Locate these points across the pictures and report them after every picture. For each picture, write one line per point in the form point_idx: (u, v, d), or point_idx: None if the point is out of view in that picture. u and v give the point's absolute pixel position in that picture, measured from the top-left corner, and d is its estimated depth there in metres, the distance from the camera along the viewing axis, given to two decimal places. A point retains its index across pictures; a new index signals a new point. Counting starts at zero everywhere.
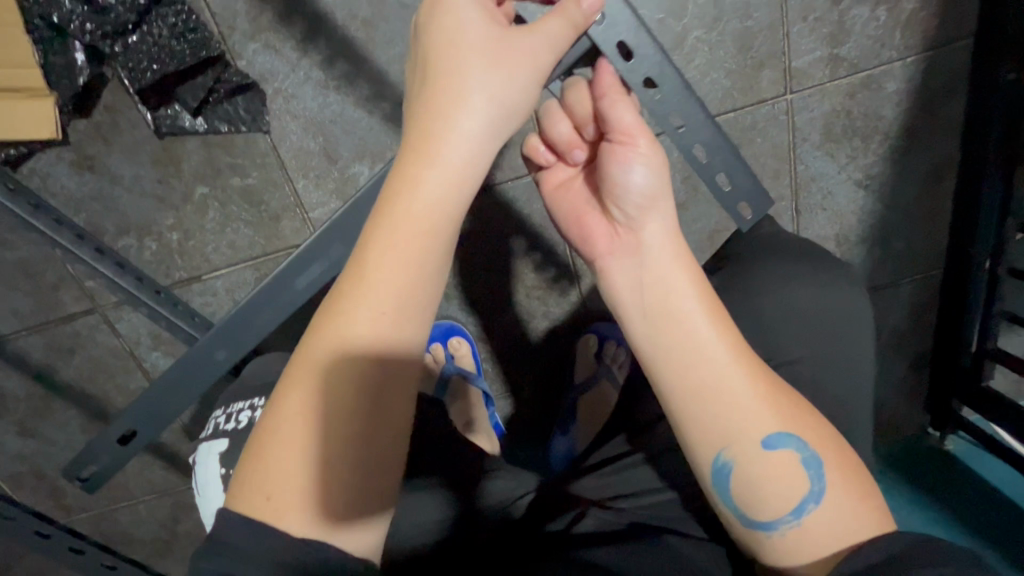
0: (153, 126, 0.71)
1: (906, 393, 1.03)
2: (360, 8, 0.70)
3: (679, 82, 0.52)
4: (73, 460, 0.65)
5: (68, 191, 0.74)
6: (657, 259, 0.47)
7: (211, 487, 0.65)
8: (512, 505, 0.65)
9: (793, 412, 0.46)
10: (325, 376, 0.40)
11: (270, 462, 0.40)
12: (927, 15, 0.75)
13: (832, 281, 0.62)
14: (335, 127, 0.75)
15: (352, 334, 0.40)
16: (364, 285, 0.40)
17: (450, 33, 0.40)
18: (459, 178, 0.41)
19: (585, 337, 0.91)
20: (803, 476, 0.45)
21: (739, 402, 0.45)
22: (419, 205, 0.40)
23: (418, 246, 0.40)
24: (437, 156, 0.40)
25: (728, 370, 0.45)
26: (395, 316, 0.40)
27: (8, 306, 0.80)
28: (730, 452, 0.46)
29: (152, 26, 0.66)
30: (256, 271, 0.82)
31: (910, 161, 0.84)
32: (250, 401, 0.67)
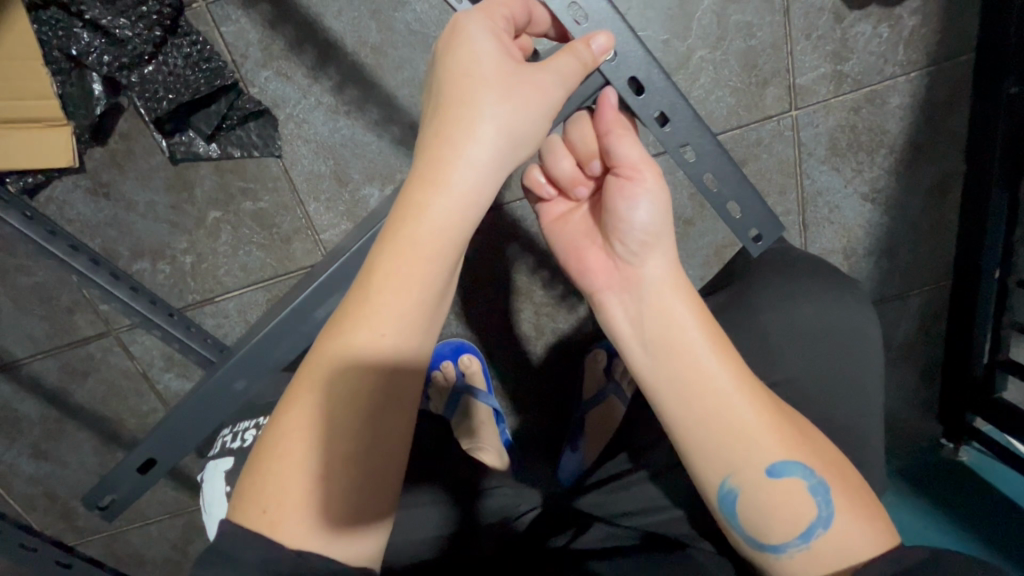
0: (168, 152, 0.72)
1: (918, 404, 1.02)
2: (370, 35, 0.71)
3: (689, 114, 0.53)
4: (95, 489, 0.65)
5: (84, 217, 0.76)
6: (660, 289, 0.47)
7: (216, 506, 0.64)
8: (514, 518, 0.67)
9: (797, 438, 0.46)
10: (326, 399, 0.41)
11: (270, 476, 0.40)
12: (929, 31, 0.76)
13: (843, 298, 0.63)
14: (346, 151, 0.76)
15: (355, 361, 0.41)
16: (367, 317, 0.41)
17: (464, 64, 0.41)
18: (465, 205, 0.41)
19: (594, 352, 0.91)
20: (809, 501, 0.45)
21: (745, 430, 0.45)
22: (424, 233, 0.40)
23: (420, 274, 0.41)
24: (445, 182, 0.40)
25: (733, 399, 0.45)
26: (396, 336, 0.41)
27: (23, 330, 0.81)
28: (735, 479, 0.46)
29: (168, 56, 0.67)
30: (267, 293, 0.83)
31: (916, 173, 0.84)
32: (256, 420, 0.69)
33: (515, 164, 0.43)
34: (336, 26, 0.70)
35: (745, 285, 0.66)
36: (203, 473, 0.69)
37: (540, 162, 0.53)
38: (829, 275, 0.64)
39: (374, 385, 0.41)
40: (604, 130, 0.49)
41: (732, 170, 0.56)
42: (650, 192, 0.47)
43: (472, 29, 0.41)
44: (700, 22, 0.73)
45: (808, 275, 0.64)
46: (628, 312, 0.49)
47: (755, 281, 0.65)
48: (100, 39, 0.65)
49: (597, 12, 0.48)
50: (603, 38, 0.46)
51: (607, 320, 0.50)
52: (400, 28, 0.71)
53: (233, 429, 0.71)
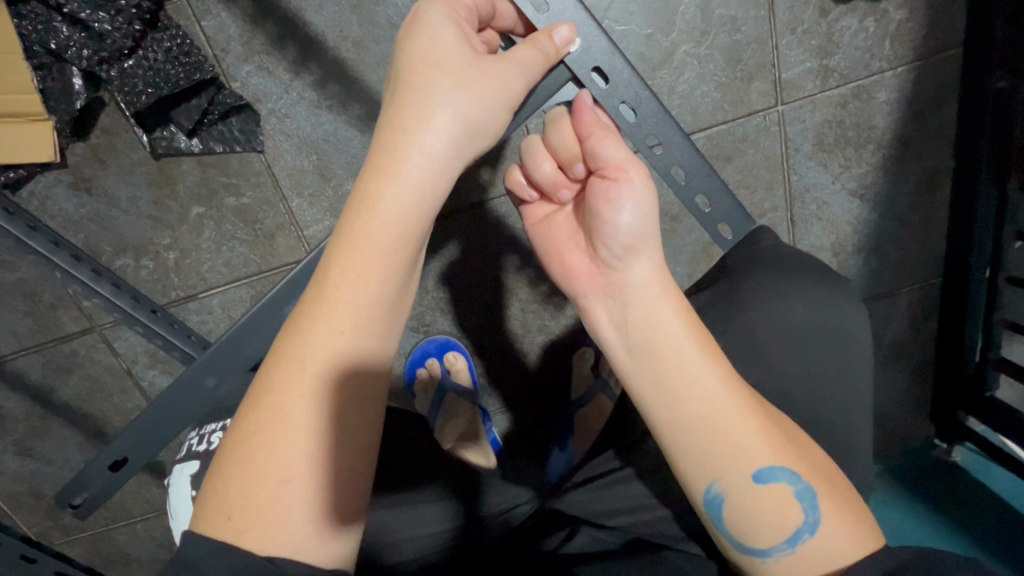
0: (150, 147, 0.72)
1: (910, 403, 1.01)
2: (352, 29, 0.71)
3: (655, 103, 0.53)
4: (66, 487, 0.64)
5: (66, 213, 0.75)
6: (643, 292, 0.46)
7: (181, 513, 0.63)
8: (511, 513, 0.71)
9: (783, 442, 0.46)
10: (284, 394, 0.40)
11: (234, 479, 0.40)
12: (915, 25, 0.75)
13: (830, 295, 0.61)
14: (328, 146, 0.76)
15: (317, 357, 0.40)
16: (330, 312, 0.40)
17: (422, 53, 0.41)
18: (422, 197, 0.40)
19: (581, 350, 0.91)
20: (796, 507, 0.44)
21: (729, 433, 0.44)
22: (378, 225, 0.40)
23: (378, 266, 0.40)
24: (400, 171, 0.40)
25: (720, 402, 0.44)
26: (354, 332, 0.40)
27: (7, 327, 0.81)
28: (722, 484, 0.45)
29: (147, 51, 0.67)
30: (251, 288, 0.83)
31: (904, 169, 0.84)
32: (222, 423, 0.66)
33: (473, 153, 0.43)
34: (316, 21, 0.70)
35: (733, 283, 0.62)
36: (171, 475, 0.68)
37: (521, 164, 0.52)
38: (817, 268, 0.63)
39: (334, 380, 0.41)
40: (585, 132, 0.48)
41: (699, 163, 0.56)
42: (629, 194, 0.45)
43: (431, 19, 0.41)
44: (684, 16, 0.73)
45: (798, 272, 0.62)
46: (611, 316, 0.48)
47: (742, 275, 0.63)
48: (80, 33, 0.65)
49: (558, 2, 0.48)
50: (566, 30, 0.46)
51: (591, 322, 0.49)
52: (381, 22, 0.71)
53: (201, 432, 0.69)
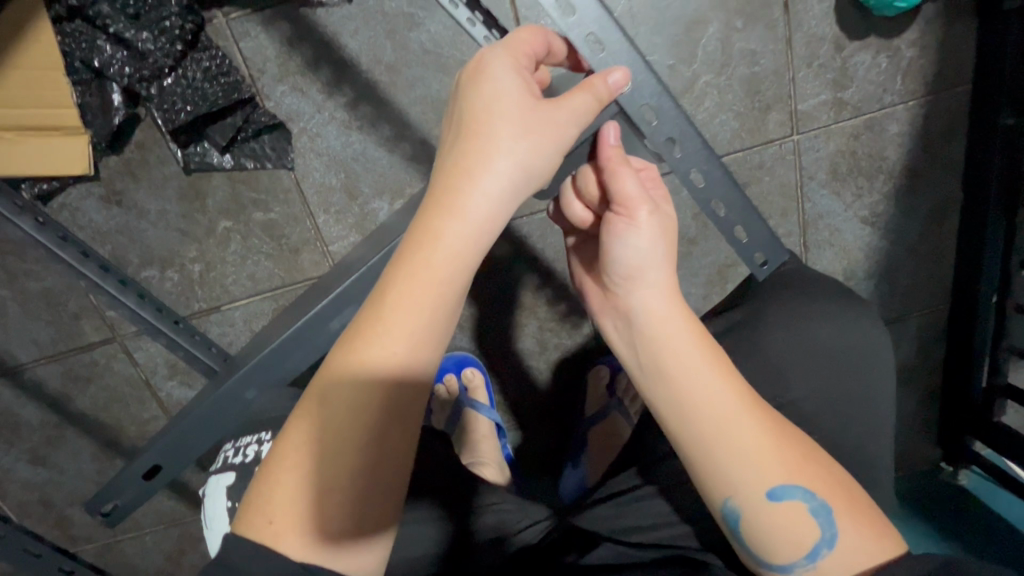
0: (182, 162, 0.74)
1: (918, 427, 1.03)
2: (385, 54, 0.73)
3: (698, 141, 0.55)
4: (98, 495, 0.65)
5: (96, 224, 0.77)
6: (652, 315, 0.47)
7: (217, 522, 0.66)
8: (508, 538, 0.67)
9: (801, 461, 0.46)
10: (329, 410, 0.41)
11: (276, 487, 0.41)
12: (926, 62, 0.78)
13: (855, 321, 0.62)
14: (357, 165, 0.77)
15: (372, 381, 0.41)
16: (386, 340, 0.41)
17: (489, 98, 0.42)
18: (478, 231, 0.42)
19: (597, 367, 0.91)
20: (813, 523, 0.45)
21: (747, 452, 0.45)
22: (439, 257, 0.41)
23: (431, 295, 0.41)
24: (462, 210, 0.41)
25: (735, 422, 0.45)
26: (403, 357, 0.41)
27: (28, 336, 0.82)
28: (738, 502, 0.46)
29: (187, 69, 0.69)
30: (274, 302, 0.84)
31: (914, 199, 0.86)
32: (257, 436, 0.70)
33: (526, 195, 0.44)
34: (351, 45, 0.72)
35: (762, 307, 0.65)
36: (205, 486, 0.71)
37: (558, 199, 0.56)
38: (839, 296, 0.64)
39: (380, 400, 0.41)
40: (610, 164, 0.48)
41: (739, 197, 0.59)
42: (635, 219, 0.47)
43: (497, 67, 0.43)
44: (706, 49, 0.75)
45: (818, 299, 0.64)
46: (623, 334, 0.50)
47: (766, 300, 0.65)
48: (122, 52, 0.66)
49: (614, 42, 0.50)
50: (622, 73, 0.47)
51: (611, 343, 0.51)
52: (414, 47, 0.73)
53: (235, 445, 0.72)
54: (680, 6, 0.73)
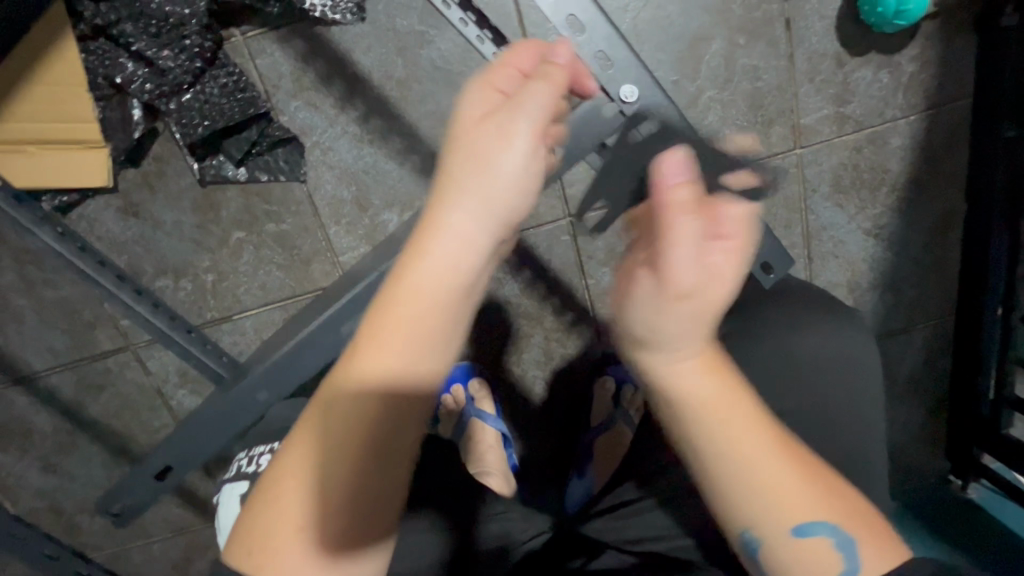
0: (198, 174, 0.76)
1: (926, 439, 1.02)
2: (396, 70, 0.75)
3: None
4: (106, 496, 0.70)
5: (113, 235, 0.79)
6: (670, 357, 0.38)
7: (231, 529, 0.68)
8: (513, 547, 0.67)
9: (828, 502, 0.40)
10: (311, 455, 0.41)
11: (262, 517, 0.42)
12: (926, 77, 0.80)
13: (842, 330, 0.64)
14: (368, 178, 0.79)
15: (344, 421, 0.40)
16: (360, 387, 0.39)
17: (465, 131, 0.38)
18: (456, 279, 0.38)
19: (602, 379, 0.91)
20: (842, 562, 0.39)
21: (771, 501, 0.39)
22: (411, 309, 0.38)
23: (408, 347, 0.38)
24: (428, 250, 0.38)
25: (761, 464, 0.39)
26: (379, 411, 0.39)
27: (44, 344, 0.83)
28: (759, 545, 0.40)
29: (205, 86, 0.71)
30: (284, 312, 0.85)
31: (917, 211, 0.87)
32: (271, 445, 0.70)
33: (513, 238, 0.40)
34: (364, 61, 0.75)
35: (749, 318, 0.66)
36: (221, 492, 0.73)
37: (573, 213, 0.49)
38: (830, 307, 0.66)
39: (356, 454, 0.40)
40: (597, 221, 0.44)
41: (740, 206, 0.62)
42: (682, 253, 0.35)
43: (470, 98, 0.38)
44: (709, 65, 0.77)
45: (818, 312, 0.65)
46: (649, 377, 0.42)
47: (756, 308, 0.67)
48: (144, 68, 0.69)
49: (622, 61, 0.54)
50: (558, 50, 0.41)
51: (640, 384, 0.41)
52: (424, 64, 0.75)
53: (249, 454, 0.73)
54: (683, 24, 0.75)
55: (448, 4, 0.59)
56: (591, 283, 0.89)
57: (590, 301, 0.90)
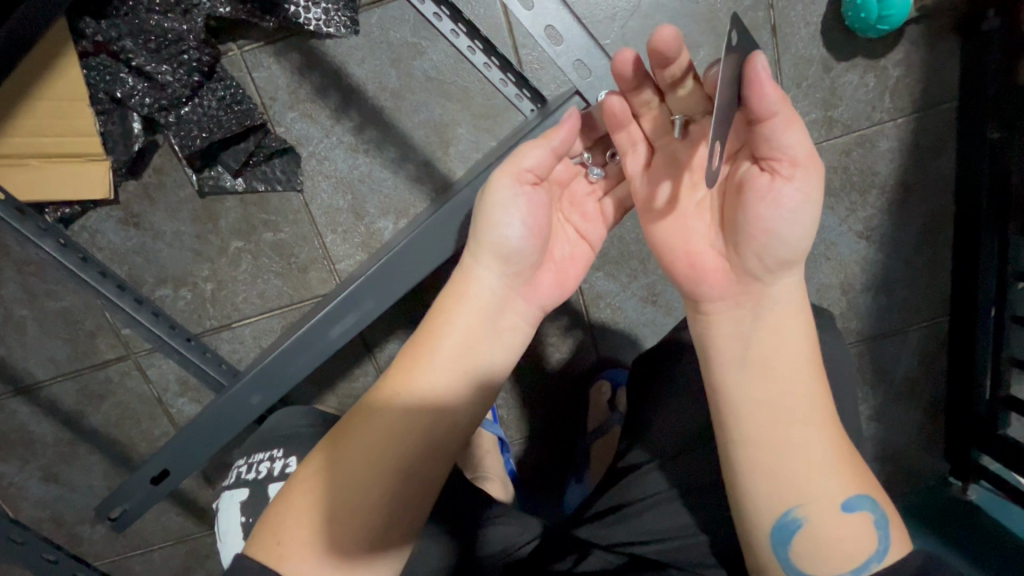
0: (197, 185, 0.78)
1: (924, 441, 1.02)
2: (390, 81, 0.77)
3: None
4: (109, 497, 0.70)
5: (114, 245, 0.80)
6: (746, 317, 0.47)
7: (231, 536, 0.69)
8: (513, 551, 0.66)
9: (862, 475, 0.47)
10: (349, 449, 0.48)
11: (296, 510, 0.46)
12: (913, 81, 0.81)
13: (821, 331, 0.67)
14: (363, 186, 0.80)
15: (393, 429, 0.48)
16: (411, 401, 0.49)
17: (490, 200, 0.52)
18: (481, 311, 0.52)
19: (598, 383, 0.93)
20: (873, 535, 0.45)
21: (811, 461, 0.45)
22: (452, 333, 0.51)
23: (448, 361, 0.50)
24: (465, 294, 0.52)
25: (811, 432, 0.46)
26: (421, 411, 0.49)
27: (47, 354, 0.85)
28: (801, 510, 0.45)
29: (202, 99, 0.72)
30: (282, 319, 0.86)
31: (907, 213, 0.88)
32: (269, 453, 0.72)
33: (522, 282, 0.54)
34: (358, 73, 0.76)
35: None
36: (220, 499, 0.73)
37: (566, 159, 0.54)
38: (812, 311, 0.69)
39: (395, 447, 0.48)
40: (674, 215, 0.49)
41: None
42: (804, 198, 0.42)
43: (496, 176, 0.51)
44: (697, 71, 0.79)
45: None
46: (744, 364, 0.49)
47: None
48: (143, 83, 0.70)
49: (601, 68, 0.55)
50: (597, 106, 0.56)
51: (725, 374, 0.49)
52: (417, 74, 0.77)
53: (247, 461, 0.73)
54: None
55: (440, 16, 0.60)
56: (585, 287, 0.90)
57: (584, 305, 0.91)
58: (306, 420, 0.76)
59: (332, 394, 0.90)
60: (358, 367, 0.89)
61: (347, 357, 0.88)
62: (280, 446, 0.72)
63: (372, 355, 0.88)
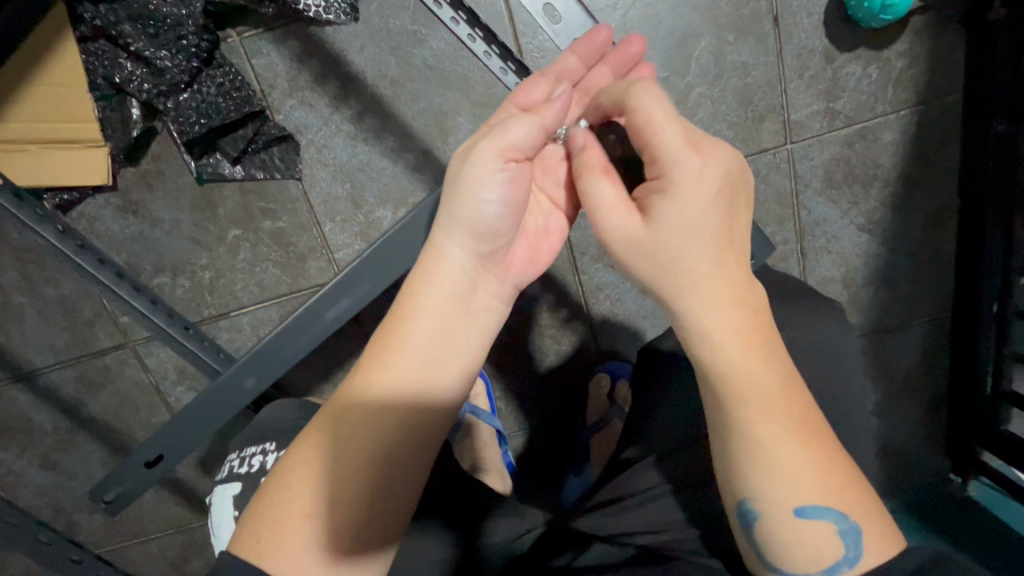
0: (195, 172, 0.77)
1: (925, 437, 1.02)
2: (389, 68, 0.76)
3: None
4: (102, 482, 0.70)
5: (112, 233, 0.80)
6: (632, 239, 0.46)
7: (224, 530, 0.69)
8: (514, 543, 0.66)
9: (838, 484, 0.44)
10: (326, 440, 0.47)
11: (279, 506, 0.45)
12: (917, 72, 0.80)
13: (821, 321, 0.66)
14: (362, 175, 0.80)
15: (370, 417, 0.47)
16: (385, 388, 0.48)
17: (456, 177, 0.49)
18: (456, 292, 0.50)
19: (597, 376, 0.92)
20: (838, 544, 0.44)
21: (782, 468, 0.44)
22: (423, 319, 0.49)
23: (422, 345, 0.48)
24: (437, 274, 0.50)
25: (766, 432, 0.44)
26: (395, 399, 0.47)
27: (45, 342, 0.85)
28: (757, 505, 0.45)
29: (202, 85, 0.72)
30: (280, 308, 0.86)
31: (910, 206, 0.87)
32: (262, 445, 0.72)
33: (499, 258, 0.52)
34: (357, 60, 0.76)
35: None
36: (213, 493, 0.74)
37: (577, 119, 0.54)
38: (813, 301, 0.68)
39: (376, 436, 0.47)
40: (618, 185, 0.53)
41: None
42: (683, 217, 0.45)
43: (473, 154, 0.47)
44: (698, 61, 0.78)
45: (789, 305, 0.68)
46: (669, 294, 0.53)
47: None
48: (141, 69, 0.70)
49: None
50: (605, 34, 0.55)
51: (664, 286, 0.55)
52: (416, 62, 0.76)
53: (240, 455, 0.74)
54: (672, 22, 0.77)
55: (441, 5, 0.58)
56: (585, 279, 0.90)
57: (584, 297, 0.91)
58: (302, 411, 0.75)
59: (330, 384, 0.90)
60: (356, 357, 0.88)
61: (346, 347, 0.88)
62: (273, 441, 0.72)
63: None
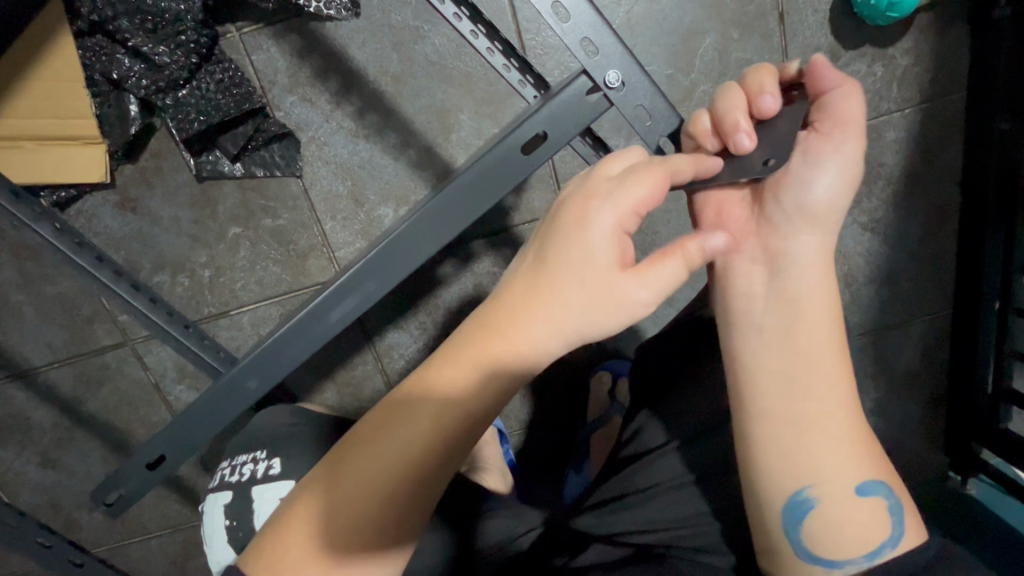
0: (195, 170, 0.76)
1: (924, 435, 1.02)
2: (391, 64, 0.75)
3: (670, 112, 0.54)
4: (103, 484, 0.70)
5: (111, 230, 0.79)
6: (835, 199, 0.45)
7: (217, 539, 0.68)
8: (509, 543, 0.67)
9: (877, 459, 0.47)
10: (343, 483, 0.40)
11: (284, 539, 0.40)
12: (921, 70, 0.80)
13: None
14: (363, 172, 0.79)
15: (435, 431, 0.40)
16: (456, 410, 0.40)
17: (567, 220, 0.41)
18: (530, 348, 0.40)
19: (598, 374, 0.92)
20: (887, 522, 0.46)
21: (832, 441, 0.46)
22: (477, 371, 0.40)
23: (475, 400, 0.40)
24: (512, 326, 0.40)
25: (828, 411, 0.46)
26: (432, 453, 0.40)
27: (43, 340, 0.84)
28: (812, 489, 0.46)
29: (201, 82, 0.71)
30: (281, 307, 0.85)
31: (913, 205, 0.87)
32: (253, 453, 0.73)
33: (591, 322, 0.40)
34: (359, 56, 0.75)
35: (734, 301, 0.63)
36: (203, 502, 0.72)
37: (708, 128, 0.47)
38: None
39: (399, 487, 0.40)
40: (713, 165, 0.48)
41: None
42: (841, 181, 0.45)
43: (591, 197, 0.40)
44: (703, 58, 0.78)
45: None
46: (754, 288, 0.48)
47: None
48: (139, 65, 0.69)
49: (608, 48, 0.52)
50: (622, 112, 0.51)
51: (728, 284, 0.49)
52: (418, 59, 0.75)
53: (231, 463, 0.74)
54: (677, 18, 0.76)
55: (460, 17, 0.57)
56: None
57: None
58: (292, 417, 0.77)
59: (331, 382, 0.90)
60: (358, 356, 0.88)
61: (347, 346, 0.88)
62: (264, 448, 0.73)
63: (372, 344, 0.87)
